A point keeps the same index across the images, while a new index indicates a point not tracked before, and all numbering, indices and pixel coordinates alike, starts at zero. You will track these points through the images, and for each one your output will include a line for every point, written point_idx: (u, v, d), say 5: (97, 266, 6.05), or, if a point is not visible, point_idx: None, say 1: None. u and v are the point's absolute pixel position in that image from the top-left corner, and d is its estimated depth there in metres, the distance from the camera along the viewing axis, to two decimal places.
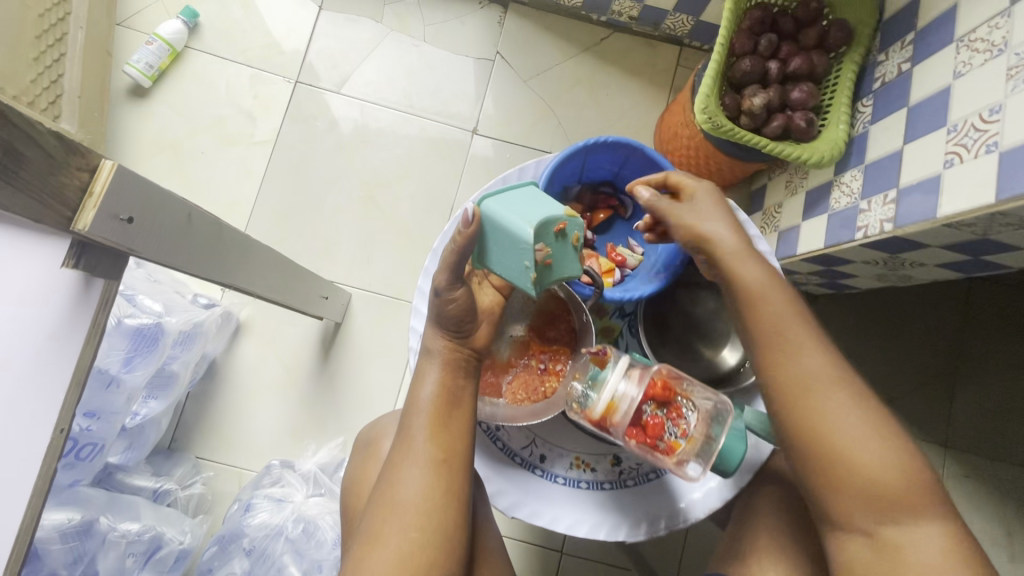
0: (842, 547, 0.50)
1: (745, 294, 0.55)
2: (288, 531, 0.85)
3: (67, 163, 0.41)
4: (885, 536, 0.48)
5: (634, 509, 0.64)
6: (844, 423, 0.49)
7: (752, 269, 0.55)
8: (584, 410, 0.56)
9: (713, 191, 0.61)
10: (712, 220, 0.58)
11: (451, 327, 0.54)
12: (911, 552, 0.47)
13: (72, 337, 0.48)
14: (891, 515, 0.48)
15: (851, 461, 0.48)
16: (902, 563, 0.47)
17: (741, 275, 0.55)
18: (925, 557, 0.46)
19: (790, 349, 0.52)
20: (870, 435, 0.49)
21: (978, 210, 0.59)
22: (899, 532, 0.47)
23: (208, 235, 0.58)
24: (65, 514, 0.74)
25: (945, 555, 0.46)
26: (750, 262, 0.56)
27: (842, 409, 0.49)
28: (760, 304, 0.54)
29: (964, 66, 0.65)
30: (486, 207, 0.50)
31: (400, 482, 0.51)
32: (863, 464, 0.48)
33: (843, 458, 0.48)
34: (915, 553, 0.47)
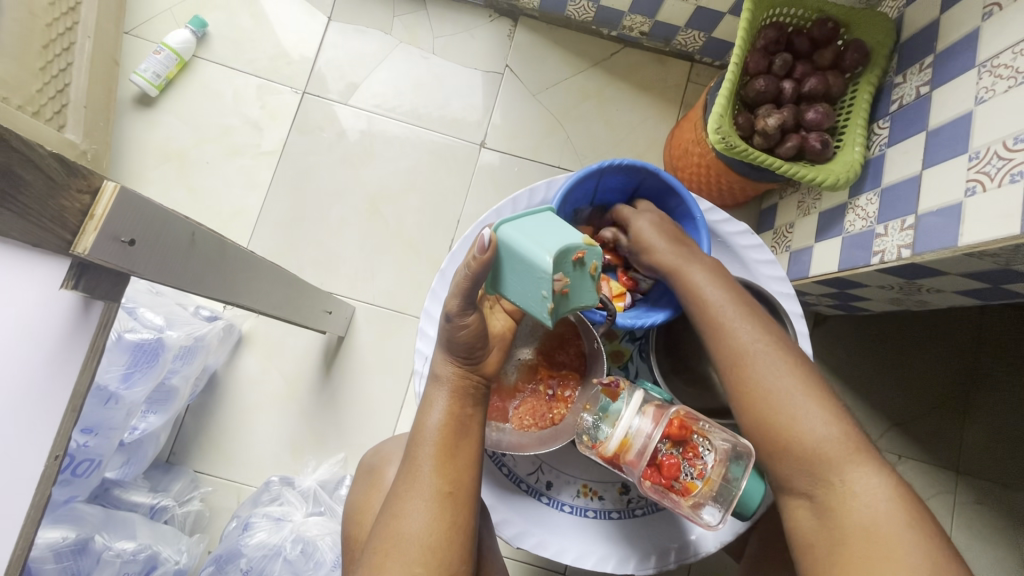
0: (791, 514, 0.50)
1: (689, 296, 0.57)
2: (286, 552, 0.83)
3: (67, 185, 0.40)
4: (827, 499, 0.48)
5: (644, 541, 0.63)
6: (795, 398, 0.50)
7: (696, 270, 0.58)
8: (596, 445, 0.55)
9: (651, 213, 0.64)
10: (650, 232, 0.62)
11: (461, 353, 0.52)
12: (853, 514, 0.47)
13: (70, 359, 0.47)
14: (829, 471, 0.48)
15: (782, 416, 0.50)
16: (843, 523, 0.47)
17: (686, 277, 0.58)
18: (865, 515, 0.46)
19: (720, 321, 0.54)
20: (802, 393, 0.50)
21: (1002, 240, 0.57)
22: (840, 492, 0.48)
23: (211, 254, 0.56)
24: (60, 532, 0.72)
25: (885, 511, 0.46)
26: (694, 268, 0.58)
27: (770, 365, 0.51)
28: (704, 308, 0.56)
29: (986, 92, 0.63)
30: (503, 233, 0.48)
31: (404, 515, 0.49)
32: (796, 418, 0.49)
33: (776, 413, 0.50)
34: (856, 512, 0.47)
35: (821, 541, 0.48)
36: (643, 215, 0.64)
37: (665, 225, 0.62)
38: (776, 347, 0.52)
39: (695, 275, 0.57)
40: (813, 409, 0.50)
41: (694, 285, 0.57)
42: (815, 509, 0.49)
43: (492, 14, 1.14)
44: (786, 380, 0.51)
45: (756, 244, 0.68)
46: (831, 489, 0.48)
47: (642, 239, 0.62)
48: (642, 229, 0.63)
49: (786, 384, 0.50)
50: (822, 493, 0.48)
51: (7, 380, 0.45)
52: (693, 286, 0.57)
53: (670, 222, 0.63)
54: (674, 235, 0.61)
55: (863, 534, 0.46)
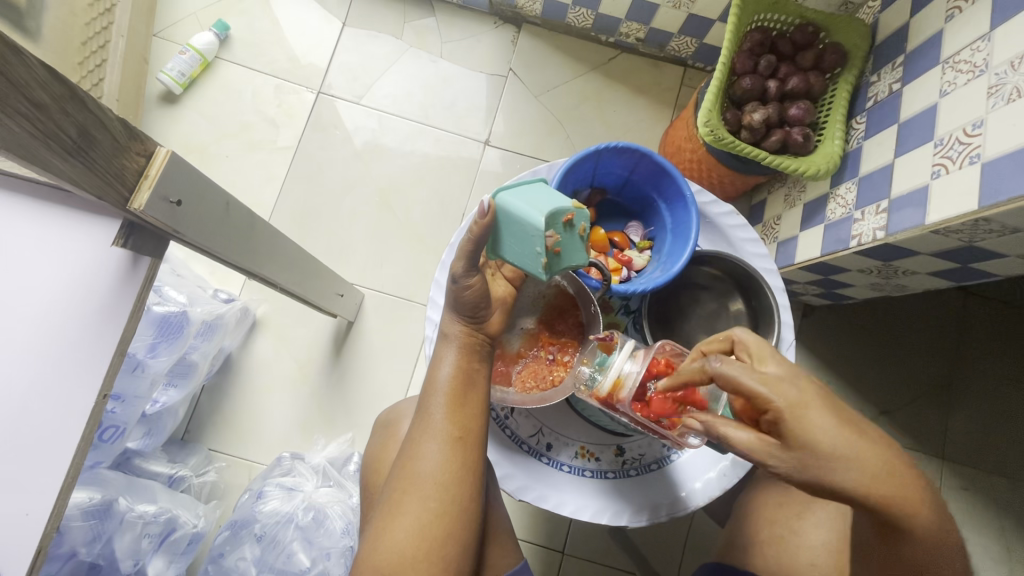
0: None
1: (892, 542, 0.45)
2: (298, 518, 0.87)
3: (130, 148, 0.46)
4: None
5: (637, 498, 0.67)
6: None
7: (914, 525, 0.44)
8: (592, 391, 0.59)
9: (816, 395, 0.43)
10: (844, 460, 0.42)
11: (467, 313, 0.58)
12: None
13: (119, 308, 0.51)
14: None
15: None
16: None
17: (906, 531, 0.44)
18: None
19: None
20: None
21: (963, 216, 0.63)
22: None
23: (242, 224, 0.62)
24: (87, 492, 0.76)
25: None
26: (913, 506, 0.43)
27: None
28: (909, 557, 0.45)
29: (949, 85, 0.69)
30: (501, 201, 0.54)
31: (419, 456, 0.55)
32: None
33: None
34: None
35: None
36: (812, 406, 0.43)
37: (855, 443, 0.42)
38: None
39: (910, 534, 0.44)
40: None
41: (912, 535, 0.44)
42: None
43: (498, 21, 1.21)
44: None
45: (741, 224, 0.73)
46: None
47: (830, 472, 0.42)
48: (830, 457, 0.42)
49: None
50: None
51: (73, 323, 0.51)
52: (913, 544, 0.45)
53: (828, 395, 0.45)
54: (881, 466, 0.42)
55: None
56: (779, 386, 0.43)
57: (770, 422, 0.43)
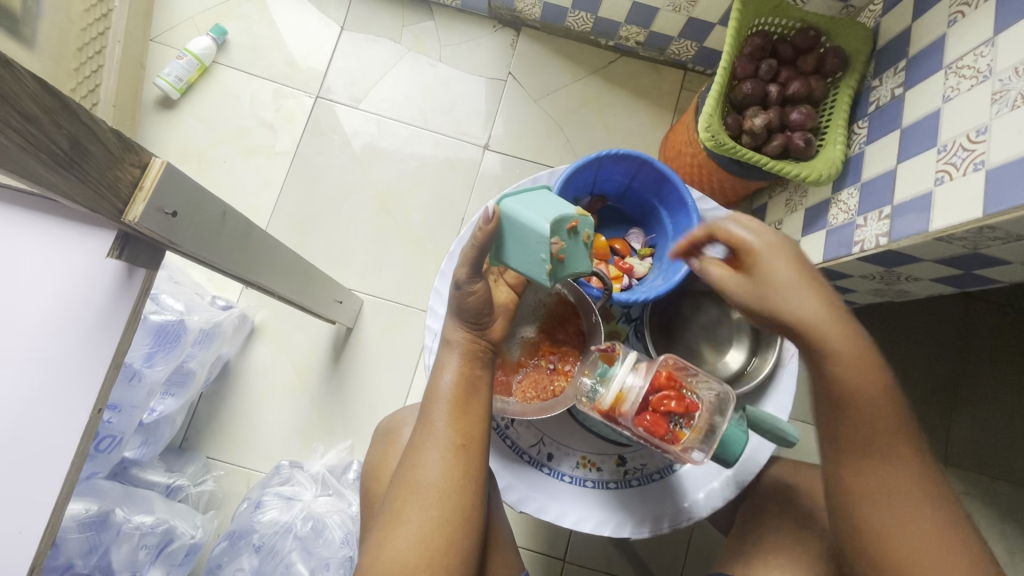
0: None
1: (820, 387, 0.48)
2: (297, 528, 0.86)
3: (123, 159, 0.45)
4: None
5: (640, 509, 0.66)
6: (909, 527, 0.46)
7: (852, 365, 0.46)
8: (594, 403, 0.59)
9: (787, 248, 0.49)
10: (797, 293, 0.47)
11: (471, 320, 0.58)
12: None
13: (114, 319, 0.51)
14: None
15: (898, 559, 0.46)
16: None
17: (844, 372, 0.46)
18: None
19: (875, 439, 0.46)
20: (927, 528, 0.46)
21: (967, 224, 0.62)
22: None
23: (239, 233, 0.61)
24: (83, 504, 0.76)
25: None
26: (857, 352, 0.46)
27: (900, 504, 0.46)
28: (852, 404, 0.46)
29: (952, 91, 0.69)
30: (506, 207, 0.54)
31: (421, 464, 0.55)
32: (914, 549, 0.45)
33: (890, 553, 0.46)
34: None
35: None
36: (780, 254, 0.49)
37: (811, 284, 0.47)
38: (915, 487, 0.46)
39: (840, 377, 0.46)
40: (936, 556, 0.45)
41: (839, 379, 0.46)
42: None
43: (497, 24, 1.21)
44: (914, 525, 0.46)
45: None
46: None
47: (779, 302, 0.47)
48: (784, 292, 0.47)
49: (913, 529, 0.46)
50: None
51: (68, 335, 0.50)
52: (841, 391, 0.46)
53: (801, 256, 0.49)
54: (829, 307, 0.47)
55: None
56: (759, 232, 0.50)
57: (741, 263, 0.50)
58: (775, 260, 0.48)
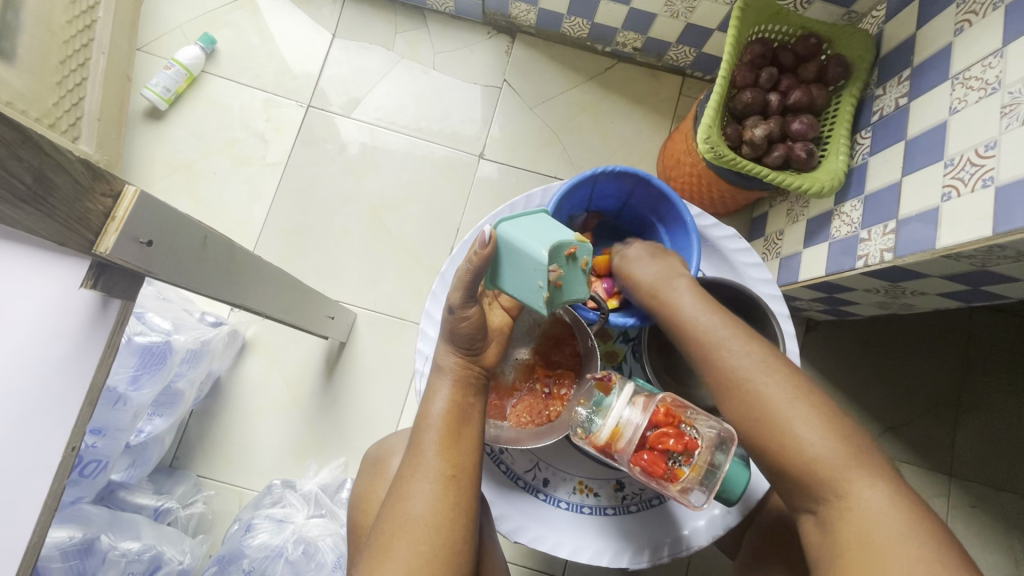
0: (802, 527, 0.50)
1: (671, 320, 0.57)
2: (287, 552, 0.84)
3: (93, 189, 0.42)
4: (828, 513, 0.48)
5: (638, 536, 0.64)
6: (768, 406, 0.49)
7: (675, 288, 0.58)
8: (589, 436, 0.57)
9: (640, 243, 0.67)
10: (636, 260, 0.64)
11: (464, 345, 0.56)
12: (854, 518, 0.46)
13: (88, 352, 0.49)
14: (830, 488, 0.47)
15: (779, 434, 0.49)
16: (843, 537, 0.46)
17: (666, 296, 0.58)
18: (862, 530, 0.45)
19: (711, 343, 0.53)
20: (790, 409, 0.49)
21: (976, 242, 0.60)
22: (842, 510, 0.47)
23: (222, 258, 0.59)
24: (66, 531, 0.74)
25: (895, 522, 0.45)
26: (674, 283, 0.59)
27: (762, 385, 0.50)
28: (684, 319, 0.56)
29: (959, 103, 0.67)
30: (503, 230, 0.52)
31: (409, 497, 0.53)
32: (783, 435, 0.49)
33: (769, 430, 0.49)
34: (855, 525, 0.46)
35: (825, 554, 0.47)
36: (629, 246, 0.67)
37: (647, 253, 0.64)
38: (772, 368, 0.51)
39: (675, 304, 0.57)
40: (806, 423, 0.48)
41: (674, 305, 0.57)
42: (818, 521, 0.48)
43: (492, 31, 1.18)
44: (777, 394, 0.50)
45: (743, 247, 0.71)
46: (833, 504, 0.47)
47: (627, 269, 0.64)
48: (628, 262, 0.64)
49: (779, 401, 0.49)
50: (823, 508, 0.48)
51: (48, 370, 0.49)
52: (678, 313, 0.56)
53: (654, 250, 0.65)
54: (661, 262, 0.62)
55: (859, 546, 0.45)
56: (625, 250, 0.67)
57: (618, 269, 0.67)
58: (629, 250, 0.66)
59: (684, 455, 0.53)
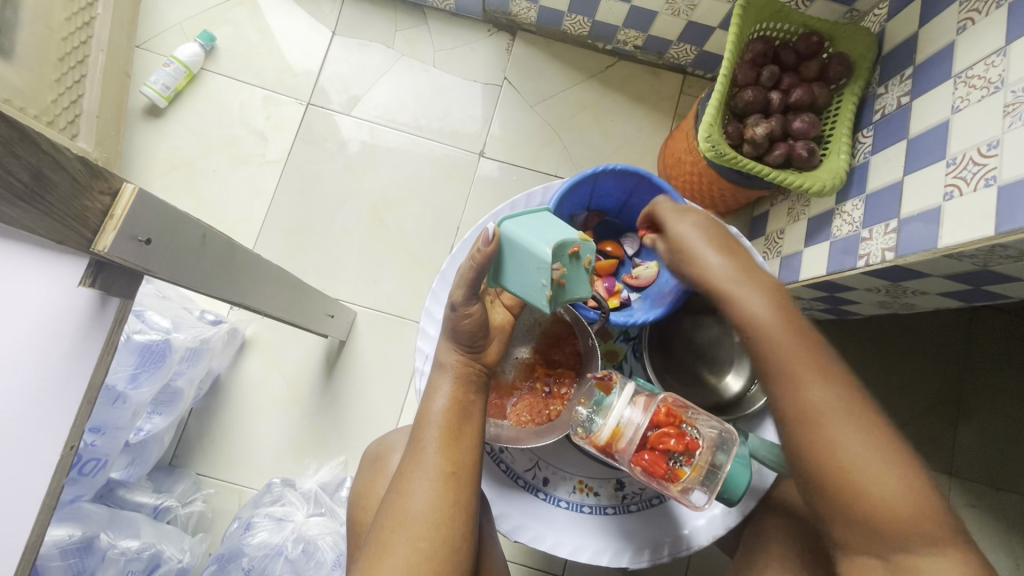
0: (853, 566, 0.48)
1: (740, 325, 0.53)
2: (287, 551, 0.84)
3: (91, 187, 0.42)
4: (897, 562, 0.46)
5: (638, 536, 0.64)
6: (852, 456, 0.46)
7: (753, 299, 0.53)
8: (590, 436, 0.56)
9: (695, 215, 0.62)
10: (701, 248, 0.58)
11: (465, 342, 0.56)
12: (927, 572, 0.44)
13: (87, 351, 0.49)
14: (906, 542, 0.45)
15: (855, 483, 0.46)
16: None
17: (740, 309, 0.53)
18: None
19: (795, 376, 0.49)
20: (874, 457, 0.46)
21: (978, 242, 0.60)
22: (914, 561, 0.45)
23: (222, 256, 0.59)
24: (65, 530, 0.74)
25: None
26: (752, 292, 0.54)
27: (846, 430, 0.46)
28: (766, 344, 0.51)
29: (962, 101, 0.66)
30: (505, 228, 0.52)
31: (409, 493, 0.53)
32: (863, 484, 0.45)
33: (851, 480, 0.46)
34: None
35: None
36: (685, 221, 0.62)
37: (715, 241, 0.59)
38: (853, 409, 0.47)
39: (750, 314, 0.53)
40: (889, 475, 0.45)
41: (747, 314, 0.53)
42: (887, 569, 0.46)
43: (492, 28, 1.18)
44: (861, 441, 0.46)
45: None
46: (906, 556, 0.45)
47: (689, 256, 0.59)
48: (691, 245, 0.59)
49: (863, 451, 0.46)
50: (896, 557, 0.46)
51: (45, 369, 0.48)
52: (760, 327, 0.52)
53: (716, 228, 0.60)
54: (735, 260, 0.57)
55: None
56: (681, 214, 0.63)
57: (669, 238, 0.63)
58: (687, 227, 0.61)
59: (686, 455, 0.53)
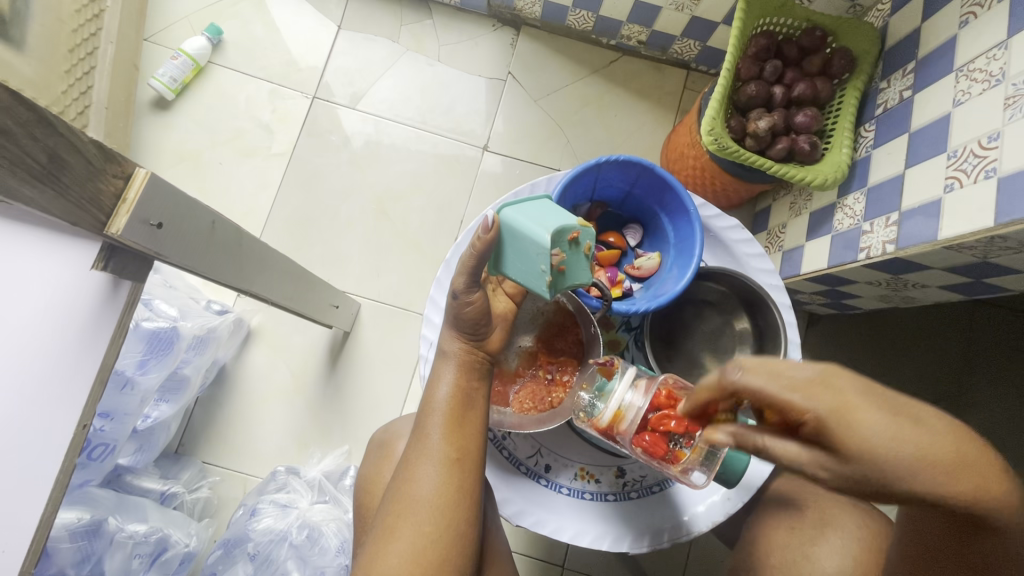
0: None
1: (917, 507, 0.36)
2: (292, 536, 0.86)
3: (105, 170, 0.43)
4: None
5: (639, 522, 0.65)
6: None
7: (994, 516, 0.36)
8: (591, 419, 0.58)
9: (851, 395, 0.36)
10: (917, 468, 0.35)
11: (468, 329, 0.56)
12: None
13: (99, 334, 0.51)
14: None
15: None
16: None
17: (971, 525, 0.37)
18: None
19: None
20: None
21: (978, 233, 0.60)
22: None
23: (230, 243, 0.59)
24: (75, 513, 0.76)
25: None
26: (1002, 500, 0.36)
27: None
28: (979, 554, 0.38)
29: (963, 95, 0.67)
30: (505, 215, 0.53)
31: (416, 479, 0.53)
32: None
33: None
34: None
35: None
36: (860, 411, 0.36)
37: (927, 439, 0.35)
38: None
39: (995, 529, 0.37)
40: None
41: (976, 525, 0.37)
42: None
43: (497, 23, 1.19)
44: None
45: (746, 238, 0.71)
46: None
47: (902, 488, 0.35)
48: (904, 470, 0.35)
49: None
50: None
51: (60, 350, 0.50)
52: (984, 535, 0.38)
53: (889, 403, 0.36)
54: (966, 464, 0.35)
55: None
56: (823, 392, 0.36)
57: (825, 442, 0.36)
58: (875, 434, 0.35)
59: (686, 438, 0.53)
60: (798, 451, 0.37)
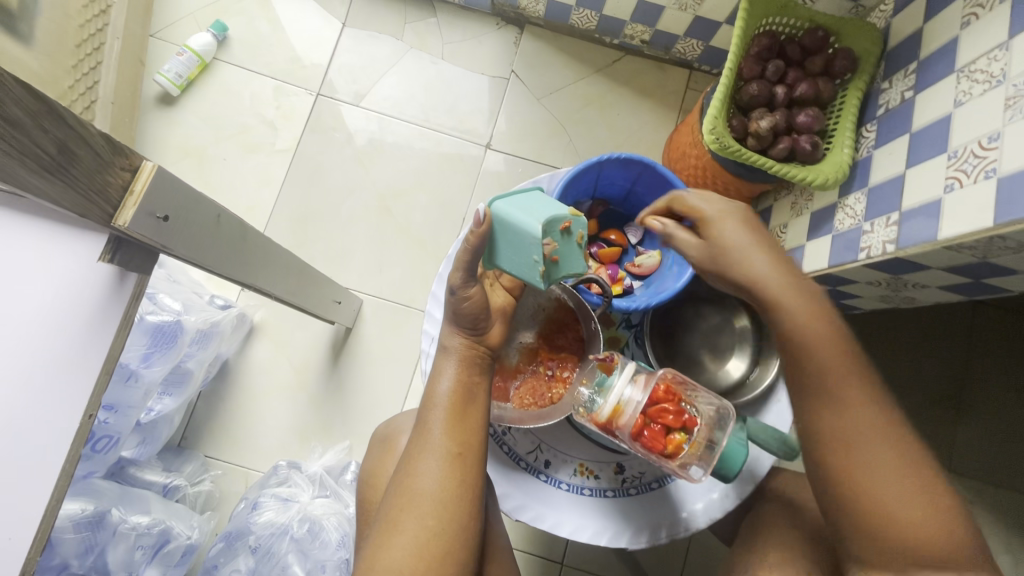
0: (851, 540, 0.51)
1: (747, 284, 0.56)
2: (293, 530, 0.87)
3: (113, 163, 0.44)
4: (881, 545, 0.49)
5: (637, 518, 0.66)
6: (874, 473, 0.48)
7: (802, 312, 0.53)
8: (591, 414, 0.58)
9: (735, 214, 0.60)
10: (754, 256, 0.56)
11: (467, 324, 0.57)
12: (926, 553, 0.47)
13: (104, 328, 0.51)
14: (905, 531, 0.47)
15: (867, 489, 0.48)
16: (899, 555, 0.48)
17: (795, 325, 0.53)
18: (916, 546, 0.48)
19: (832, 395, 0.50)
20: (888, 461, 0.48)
21: (978, 233, 0.61)
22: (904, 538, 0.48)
23: (234, 236, 0.60)
24: (79, 503, 0.76)
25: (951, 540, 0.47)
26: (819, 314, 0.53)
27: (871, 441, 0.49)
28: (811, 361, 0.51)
29: (964, 95, 0.67)
30: (497, 208, 0.53)
31: (418, 473, 0.54)
32: (878, 493, 0.48)
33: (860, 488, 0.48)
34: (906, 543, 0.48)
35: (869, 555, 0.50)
36: (727, 222, 0.59)
37: (765, 248, 0.57)
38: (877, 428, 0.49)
39: (811, 326, 0.52)
40: (900, 482, 0.48)
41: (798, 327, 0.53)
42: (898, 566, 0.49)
43: (500, 22, 1.19)
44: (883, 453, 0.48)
45: None
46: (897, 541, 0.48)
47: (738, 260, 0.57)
48: (740, 250, 0.57)
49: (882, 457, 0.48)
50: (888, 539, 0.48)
51: (66, 342, 0.50)
52: (806, 340, 0.52)
53: (754, 226, 0.59)
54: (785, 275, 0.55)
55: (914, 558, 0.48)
56: (712, 203, 0.61)
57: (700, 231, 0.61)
58: (727, 227, 0.59)
59: (685, 433, 0.55)
60: (683, 233, 0.62)
